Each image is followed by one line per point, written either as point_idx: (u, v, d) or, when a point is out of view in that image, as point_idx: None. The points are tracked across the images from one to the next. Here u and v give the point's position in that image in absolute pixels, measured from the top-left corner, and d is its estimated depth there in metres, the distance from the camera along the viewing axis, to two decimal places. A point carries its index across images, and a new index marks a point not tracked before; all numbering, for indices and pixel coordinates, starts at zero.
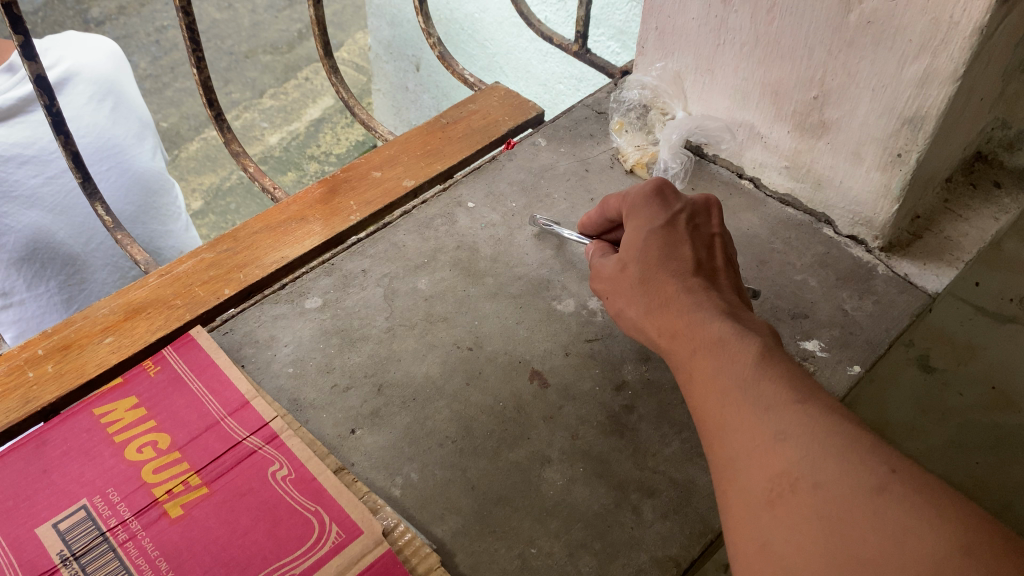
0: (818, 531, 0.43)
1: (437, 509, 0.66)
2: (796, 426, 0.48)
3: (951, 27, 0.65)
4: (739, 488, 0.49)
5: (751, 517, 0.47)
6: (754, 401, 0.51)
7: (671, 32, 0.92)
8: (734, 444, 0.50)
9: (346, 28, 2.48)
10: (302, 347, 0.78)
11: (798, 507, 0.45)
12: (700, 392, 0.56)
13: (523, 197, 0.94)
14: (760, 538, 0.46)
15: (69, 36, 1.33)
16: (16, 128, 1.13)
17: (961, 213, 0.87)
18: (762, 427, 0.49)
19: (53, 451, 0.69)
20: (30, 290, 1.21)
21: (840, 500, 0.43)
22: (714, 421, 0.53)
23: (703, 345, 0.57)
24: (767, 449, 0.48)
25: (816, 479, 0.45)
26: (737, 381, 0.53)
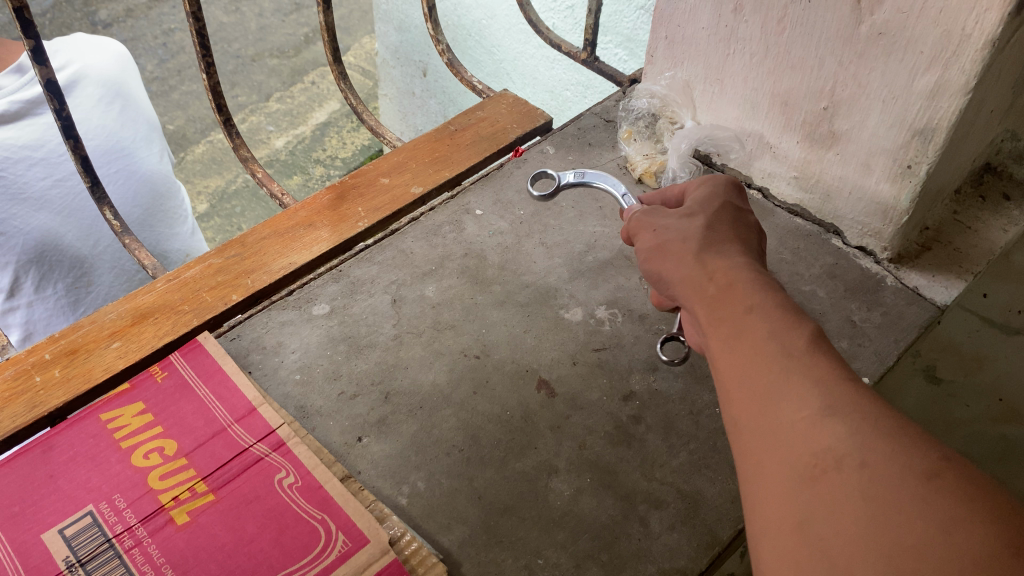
0: (859, 515, 0.38)
1: (444, 518, 0.66)
2: (842, 399, 0.42)
3: (962, 39, 0.65)
4: (770, 461, 0.43)
5: (783, 492, 0.41)
6: (798, 369, 0.44)
7: (681, 41, 0.92)
8: (773, 411, 0.44)
9: (353, 33, 2.48)
10: (309, 354, 0.78)
11: (841, 487, 0.39)
12: (721, 363, 0.50)
13: (531, 205, 0.94)
14: (793, 518, 0.40)
15: (77, 41, 1.35)
16: (25, 129, 1.15)
17: (970, 225, 0.87)
18: (804, 396, 0.43)
19: (59, 456, 0.69)
20: (37, 293, 1.19)
21: (891, 480, 0.38)
22: (740, 390, 0.47)
23: (726, 315, 0.51)
24: (810, 422, 0.42)
25: (864, 457, 0.39)
26: (768, 349, 0.47)
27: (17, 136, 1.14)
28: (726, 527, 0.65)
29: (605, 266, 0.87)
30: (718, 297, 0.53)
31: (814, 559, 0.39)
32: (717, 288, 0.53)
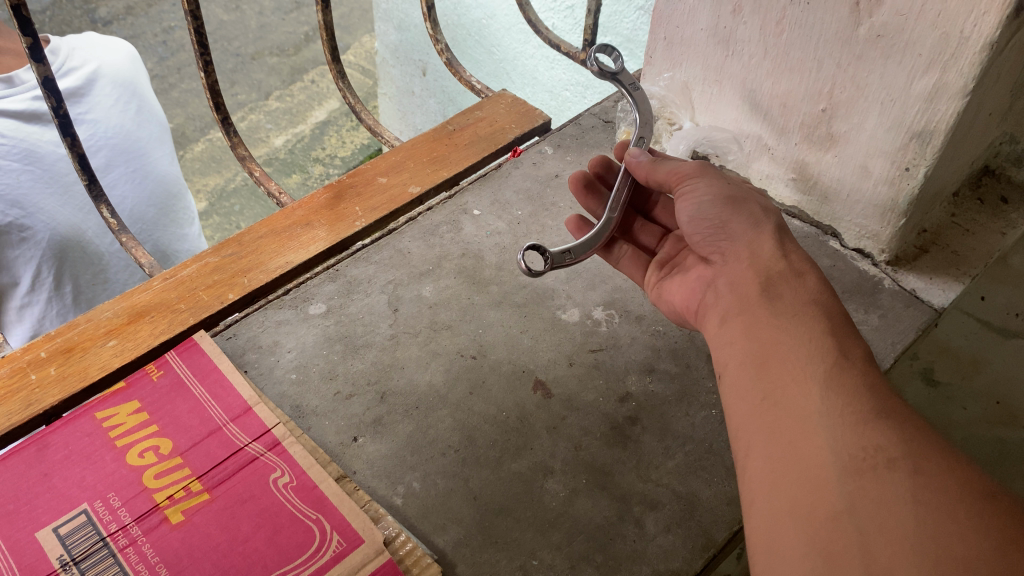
0: (907, 515, 0.42)
1: (439, 519, 0.66)
2: (897, 413, 0.47)
3: (960, 42, 0.64)
4: (817, 448, 0.47)
5: (830, 482, 0.45)
6: (860, 376, 0.49)
7: (680, 42, 0.92)
8: (825, 402, 0.49)
9: (353, 32, 2.49)
10: (305, 353, 0.78)
11: (889, 487, 0.43)
12: (771, 355, 0.54)
13: (528, 206, 0.94)
14: (837, 506, 0.44)
15: (88, 36, 1.33)
16: (48, 130, 1.20)
17: (968, 227, 0.87)
18: (861, 401, 0.48)
19: (54, 455, 0.68)
20: (55, 290, 1.24)
21: (939, 494, 0.42)
22: (793, 383, 0.51)
23: (783, 313, 0.56)
24: (863, 420, 0.46)
25: (918, 466, 0.43)
26: (824, 355, 0.52)
27: (44, 133, 1.20)
28: (722, 529, 0.65)
29: (603, 267, 0.87)
30: (767, 303, 0.57)
31: (854, 545, 0.42)
32: (770, 284, 0.58)
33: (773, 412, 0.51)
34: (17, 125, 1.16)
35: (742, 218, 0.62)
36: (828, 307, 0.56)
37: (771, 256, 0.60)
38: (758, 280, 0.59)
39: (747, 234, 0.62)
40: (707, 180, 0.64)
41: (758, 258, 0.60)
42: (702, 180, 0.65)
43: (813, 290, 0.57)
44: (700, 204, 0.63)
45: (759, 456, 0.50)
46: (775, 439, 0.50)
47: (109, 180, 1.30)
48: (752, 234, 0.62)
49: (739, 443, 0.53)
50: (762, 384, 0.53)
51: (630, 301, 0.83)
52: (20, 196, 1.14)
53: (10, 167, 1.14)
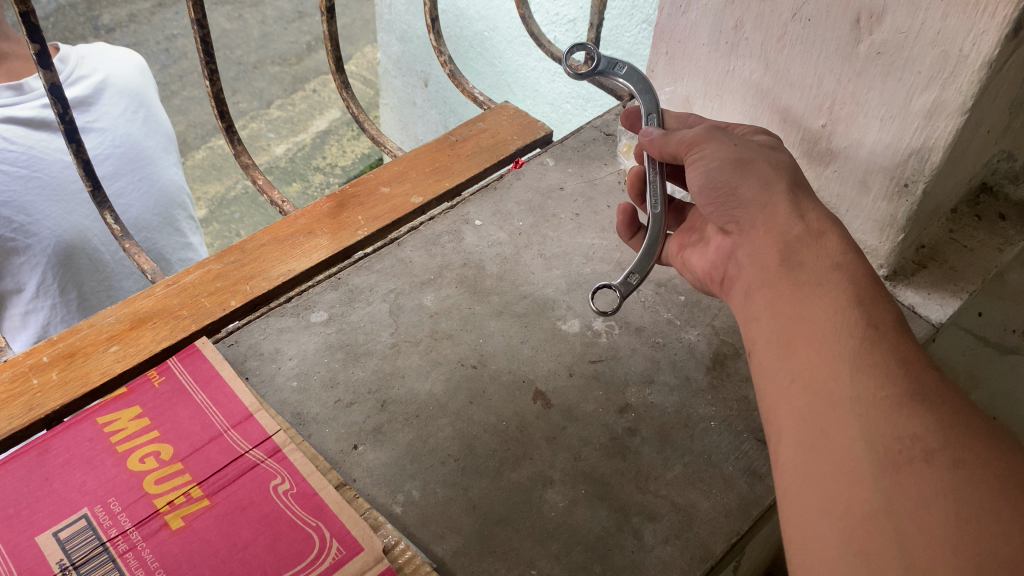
0: (946, 511, 0.42)
1: (438, 528, 0.66)
2: (933, 395, 0.47)
3: (960, 60, 0.65)
4: (849, 440, 0.47)
5: (865, 477, 0.45)
6: (892, 356, 0.49)
7: (682, 56, 0.93)
8: (856, 387, 0.49)
9: (355, 42, 2.50)
10: (306, 361, 0.78)
11: (926, 482, 0.43)
12: (798, 334, 0.54)
13: (530, 217, 0.94)
14: (874, 502, 0.44)
15: (99, 45, 1.35)
16: (59, 140, 1.21)
17: (965, 244, 0.87)
18: (896, 385, 0.48)
19: (54, 459, 0.69)
20: (61, 296, 1.25)
21: (980, 488, 0.42)
22: (823, 364, 0.51)
23: (804, 286, 0.56)
24: (898, 407, 0.47)
25: (956, 458, 0.43)
26: (853, 332, 0.51)
27: (53, 141, 1.20)
28: (720, 540, 0.66)
29: (603, 279, 0.87)
30: (791, 277, 0.57)
31: (892, 543, 0.42)
32: (789, 252, 0.59)
33: (802, 398, 0.51)
34: (25, 133, 1.17)
35: (751, 184, 0.63)
36: (851, 270, 0.56)
37: (788, 216, 0.60)
38: (777, 248, 0.59)
39: (759, 201, 0.62)
40: (713, 145, 0.64)
41: (775, 224, 0.60)
42: (710, 146, 0.65)
43: (836, 255, 0.57)
44: (709, 173, 0.64)
45: (789, 446, 0.50)
46: (806, 428, 0.50)
47: (114, 189, 1.30)
48: (763, 196, 0.62)
49: (770, 431, 0.53)
50: (792, 369, 0.53)
51: (630, 313, 0.84)
52: (27, 203, 1.15)
53: (17, 174, 1.15)
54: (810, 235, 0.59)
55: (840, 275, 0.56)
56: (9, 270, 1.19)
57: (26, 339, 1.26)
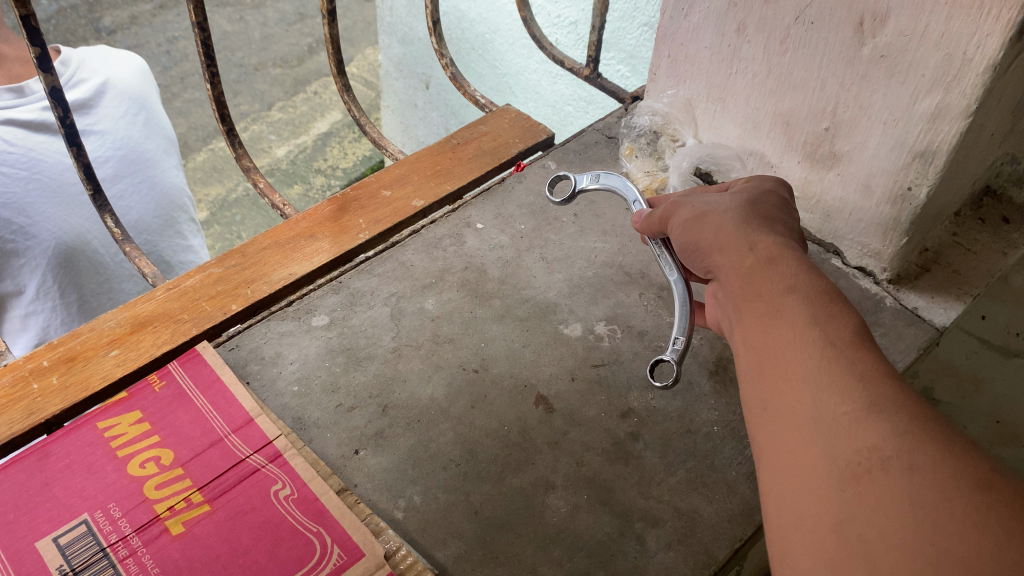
0: (904, 518, 0.40)
1: (439, 533, 0.66)
2: (891, 401, 0.45)
3: (964, 64, 0.65)
4: (813, 457, 0.46)
5: (828, 492, 0.44)
6: (850, 369, 0.48)
7: (684, 59, 0.93)
8: (817, 405, 0.47)
9: (356, 44, 2.50)
10: (307, 365, 0.78)
11: (886, 490, 0.41)
12: (765, 357, 0.53)
13: (532, 220, 0.94)
14: (838, 516, 0.42)
15: (99, 48, 1.35)
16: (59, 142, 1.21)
17: (969, 247, 0.87)
18: (854, 397, 0.46)
19: (55, 464, 0.68)
20: (61, 299, 1.25)
21: (936, 491, 0.40)
22: (787, 383, 0.50)
23: (765, 309, 0.55)
24: (856, 420, 0.45)
25: (912, 462, 0.41)
26: (812, 350, 0.50)
27: (53, 143, 1.20)
28: (723, 546, 0.65)
29: (605, 282, 0.87)
30: (754, 301, 0.56)
31: (856, 556, 0.40)
32: (749, 281, 0.58)
33: (772, 420, 0.50)
34: (24, 135, 1.17)
35: (709, 230, 0.64)
36: (809, 288, 0.55)
37: (741, 252, 0.60)
38: (738, 280, 0.59)
39: (718, 248, 0.63)
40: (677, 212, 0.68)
41: (732, 263, 0.60)
42: (677, 213, 0.68)
43: (791, 277, 0.56)
44: (679, 236, 0.67)
45: (764, 469, 0.49)
46: (776, 450, 0.48)
47: (115, 191, 1.30)
48: (718, 239, 0.63)
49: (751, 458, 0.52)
50: (762, 391, 0.52)
51: (632, 317, 0.83)
52: (27, 205, 1.15)
53: (17, 176, 1.15)
54: (763, 263, 0.58)
55: (797, 297, 0.54)
56: (8, 272, 1.18)
57: (26, 342, 1.25)
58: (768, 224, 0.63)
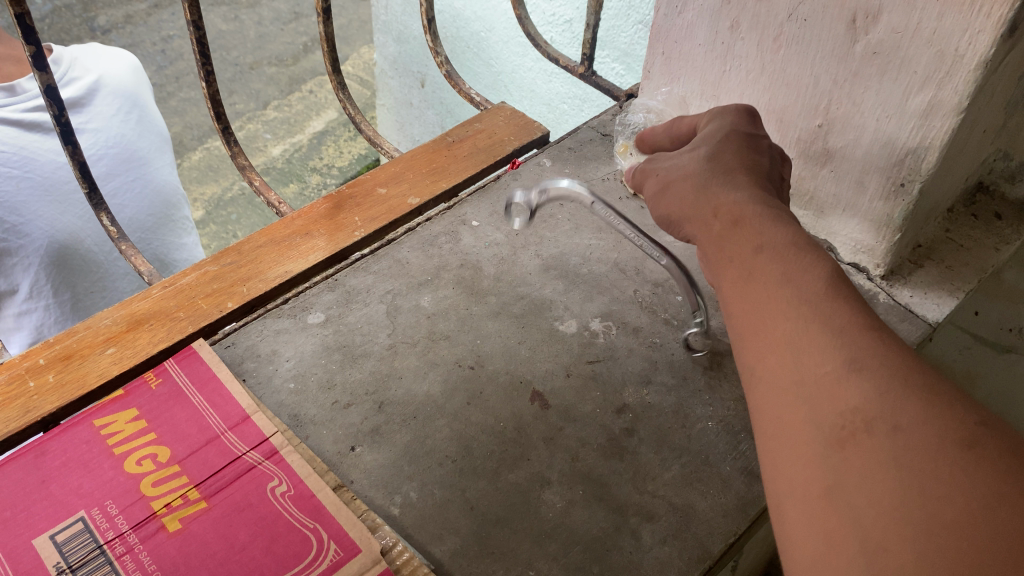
0: (891, 483, 0.40)
1: (436, 529, 0.66)
2: (870, 356, 0.45)
3: (955, 60, 0.65)
4: (801, 422, 0.46)
5: (817, 457, 0.44)
6: (827, 325, 0.47)
7: (678, 57, 0.93)
8: (799, 368, 0.47)
9: (351, 43, 2.50)
10: (303, 362, 0.78)
11: (870, 452, 0.42)
12: (747, 321, 0.53)
13: (527, 218, 0.94)
14: (827, 483, 0.43)
15: (92, 46, 1.35)
16: (52, 140, 1.21)
17: (961, 243, 0.87)
18: (834, 356, 0.46)
19: (51, 462, 0.69)
20: (55, 297, 1.25)
21: (921, 452, 0.40)
22: (770, 346, 0.50)
23: (742, 272, 0.55)
24: (837, 381, 0.45)
25: (895, 423, 0.41)
26: (789, 310, 0.50)
27: (46, 142, 1.20)
28: (717, 540, 0.66)
29: (601, 279, 0.87)
30: (732, 265, 0.56)
31: (847, 523, 0.41)
32: (722, 244, 0.58)
33: (760, 385, 0.50)
34: (18, 134, 1.17)
35: (683, 198, 0.63)
36: (778, 244, 0.54)
37: (713, 215, 0.60)
38: (715, 244, 0.59)
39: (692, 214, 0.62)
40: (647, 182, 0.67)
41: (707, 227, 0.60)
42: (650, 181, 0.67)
43: (762, 234, 0.56)
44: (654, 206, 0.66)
45: (756, 437, 0.49)
46: (766, 415, 0.48)
47: (109, 188, 1.30)
48: (692, 204, 0.62)
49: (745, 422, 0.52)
50: (748, 356, 0.52)
51: (627, 314, 0.84)
52: (19, 204, 1.15)
53: (9, 175, 1.15)
54: (731, 224, 0.58)
55: (769, 256, 0.54)
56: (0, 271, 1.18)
57: (19, 340, 1.26)
58: (737, 177, 0.62)
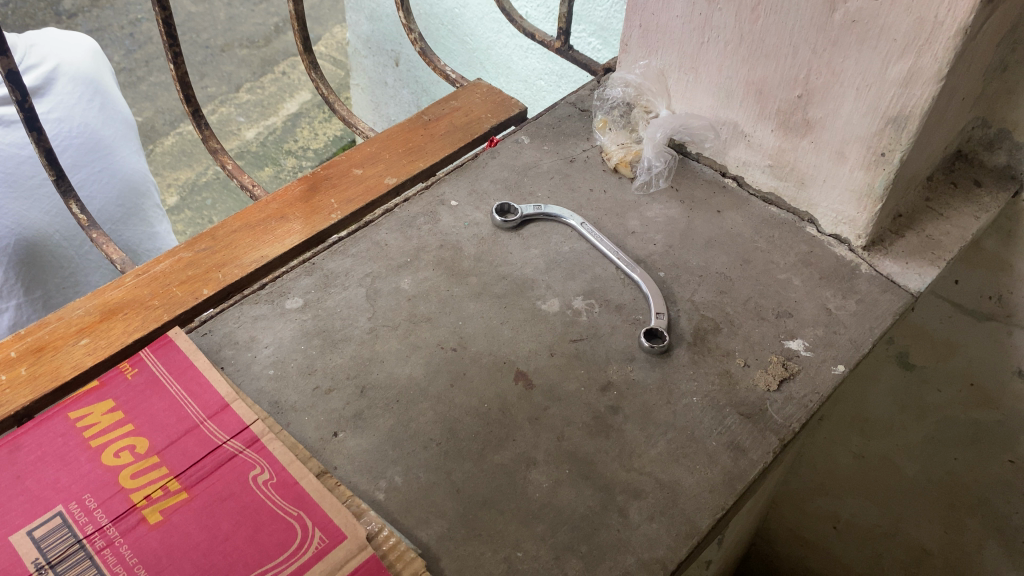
0: None
1: (422, 513, 0.65)
2: None
3: (935, 27, 0.65)
4: None
5: None
6: None
7: (655, 29, 0.91)
8: None
9: (323, 22, 2.46)
10: (282, 348, 0.76)
11: None
12: None
13: (506, 196, 0.93)
14: None
15: (48, 33, 1.34)
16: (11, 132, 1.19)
17: (942, 212, 0.87)
18: None
19: (26, 457, 0.67)
20: (27, 295, 1.22)
21: None
22: None
23: None
24: None
25: None
26: None
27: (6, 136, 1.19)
28: (705, 516, 0.65)
29: (582, 257, 0.87)
30: None
31: None
32: None
33: None
34: None
35: None
36: None
37: None
38: None
39: None
40: None
41: None
42: None
43: None
44: None
45: None
46: None
47: (76, 179, 1.26)
48: None
49: None
50: None
51: (609, 291, 0.83)
52: None
53: None
54: None
55: None
56: None
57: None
58: None
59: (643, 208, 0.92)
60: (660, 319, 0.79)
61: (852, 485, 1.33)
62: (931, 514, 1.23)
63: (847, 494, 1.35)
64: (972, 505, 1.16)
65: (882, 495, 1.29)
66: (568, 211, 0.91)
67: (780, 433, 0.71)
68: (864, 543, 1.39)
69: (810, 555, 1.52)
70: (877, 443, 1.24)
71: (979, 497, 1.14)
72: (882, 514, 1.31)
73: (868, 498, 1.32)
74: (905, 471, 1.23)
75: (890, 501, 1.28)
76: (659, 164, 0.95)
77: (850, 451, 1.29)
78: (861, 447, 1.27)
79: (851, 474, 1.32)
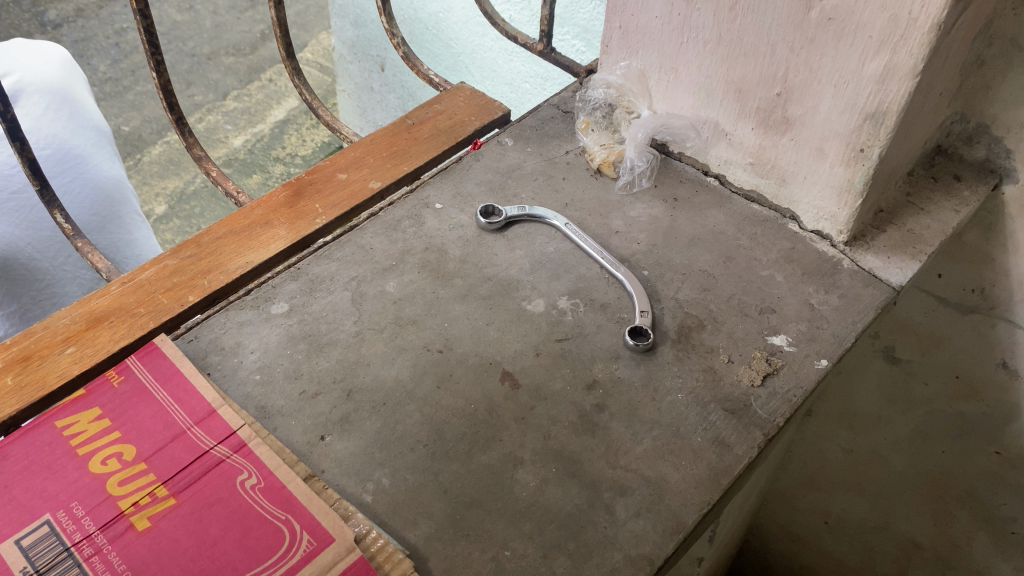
0: None
1: (410, 514, 0.65)
2: None
3: (909, 24, 0.66)
4: None
5: None
6: None
7: (635, 30, 0.92)
8: None
9: (309, 29, 2.47)
10: (268, 353, 0.76)
11: None
12: None
13: (490, 198, 0.93)
14: None
15: (19, 48, 1.36)
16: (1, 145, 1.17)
17: (922, 206, 0.88)
18: None
19: (13, 466, 0.67)
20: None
21: None
22: None
23: None
24: None
25: None
26: None
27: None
28: (691, 511, 0.66)
29: (567, 257, 0.87)
30: None
31: None
32: None
33: None
34: None
35: None
36: None
37: None
38: None
39: None
40: None
41: None
42: None
43: None
44: None
45: None
46: None
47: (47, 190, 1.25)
48: None
49: None
50: None
51: (594, 291, 0.83)
52: None
53: None
54: None
55: None
56: None
57: None
58: None
59: (627, 207, 0.93)
60: (645, 317, 0.79)
61: (842, 480, 1.34)
62: (920, 507, 1.24)
63: (837, 488, 1.36)
64: (961, 497, 1.16)
65: (871, 489, 1.30)
66: (552, 212, 0.91)
67: (765, 428, 0.71)
68: (856, 538, 1.39)
69: (802, 551, 1.53)
70: (865, 437, 1.25)
71: (968, 490, 1.15)
72: (872, 508, 1.31)
73: (858, 492, 1.33)
74: (893, 465, 1.24)
75: (879, 495, 1.29)
76: (641, 164, 0.96)
77: (839, 445, 1.30)
78: (849, 441, 1.28)
79: (840, 469, 1.33)
